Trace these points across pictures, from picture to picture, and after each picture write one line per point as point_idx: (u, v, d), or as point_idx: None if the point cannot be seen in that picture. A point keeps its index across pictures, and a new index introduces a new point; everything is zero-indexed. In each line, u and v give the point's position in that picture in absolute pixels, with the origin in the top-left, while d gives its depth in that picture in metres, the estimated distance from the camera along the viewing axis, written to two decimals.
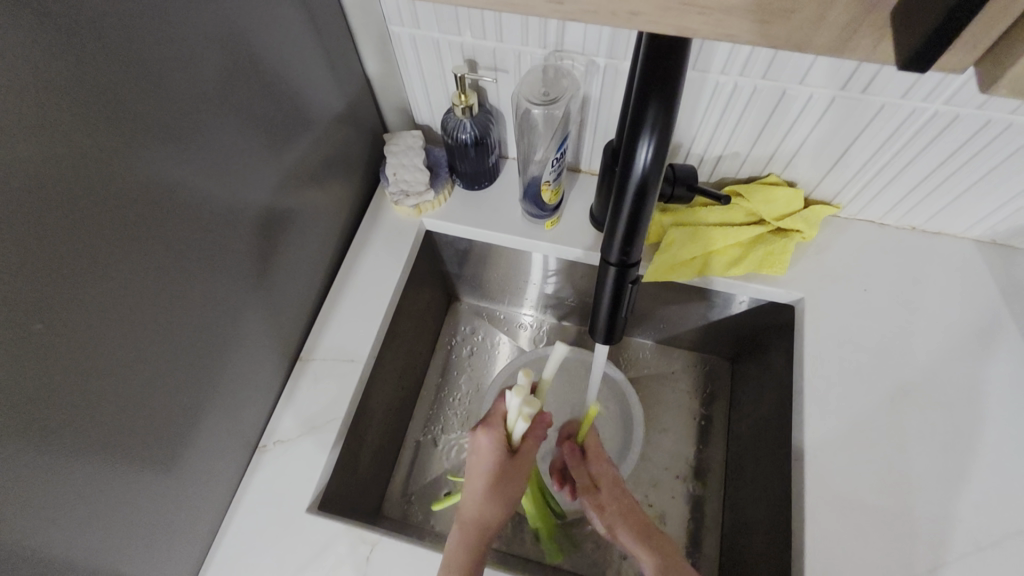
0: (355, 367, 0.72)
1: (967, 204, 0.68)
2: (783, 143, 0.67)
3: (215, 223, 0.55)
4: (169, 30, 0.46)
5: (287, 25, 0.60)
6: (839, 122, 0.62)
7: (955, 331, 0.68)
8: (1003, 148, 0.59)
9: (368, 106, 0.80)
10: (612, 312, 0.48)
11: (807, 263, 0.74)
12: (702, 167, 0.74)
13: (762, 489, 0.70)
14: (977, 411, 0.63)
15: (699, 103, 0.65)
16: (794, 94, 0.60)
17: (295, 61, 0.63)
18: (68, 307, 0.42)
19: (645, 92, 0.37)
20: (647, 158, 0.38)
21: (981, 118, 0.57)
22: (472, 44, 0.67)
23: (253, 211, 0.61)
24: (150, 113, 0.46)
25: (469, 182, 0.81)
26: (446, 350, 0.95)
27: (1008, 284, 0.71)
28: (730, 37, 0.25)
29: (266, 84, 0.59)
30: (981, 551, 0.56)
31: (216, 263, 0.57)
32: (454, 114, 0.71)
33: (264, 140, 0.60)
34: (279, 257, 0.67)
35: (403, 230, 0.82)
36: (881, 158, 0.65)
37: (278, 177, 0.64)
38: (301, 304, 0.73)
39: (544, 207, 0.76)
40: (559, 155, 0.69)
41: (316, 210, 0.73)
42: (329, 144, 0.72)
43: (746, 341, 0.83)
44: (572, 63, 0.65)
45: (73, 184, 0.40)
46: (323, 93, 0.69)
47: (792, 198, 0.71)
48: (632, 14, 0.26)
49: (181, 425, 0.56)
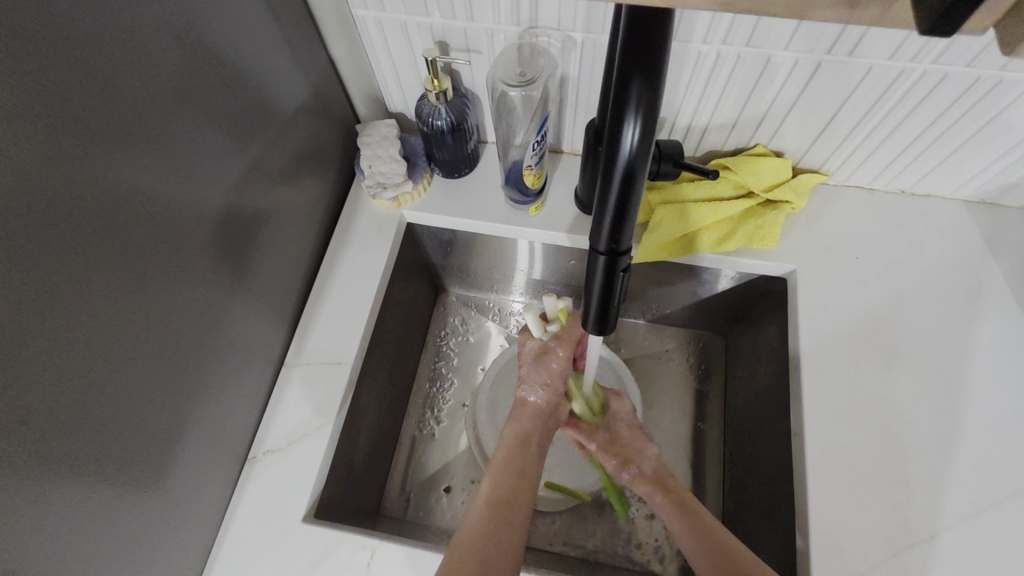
0: (343, 370, 0.70)
1: (957, 163, 0.67)
2: (769, 111, 0.65)
3: (181, 230, 0.52)
4: (116, 29, 0.43)
5: (244, 12, 0.56)
6: (825, 88, 0.60)
7: (949, 294, 0.68)
8: (993, 106, 0.58)
9: (338, 95, 0.76)
10: (604, 303, 0.46)
11: (797, 233, 0.72)
12: (687, 141, 0.72)
13: (763, 464, 0.70)
14: (972, 371, 0.63)
15: (681, 75, 0.62)
16: (779, 60, 0.58)
17: (255, 50, 0.59)
18: (27, 334, 0.39)
19: (627, 67, 0.35)
20: (633, 140, 0.36)
21: (971, 74, 0.55)
22: (442, 25, 0.64)
23: (221, 216, 0.58)
24: (104, 120, 0.43)
25: (449, 170, 0.78)
26: (436, 342, 0.93)
27: (998, 243, 0.70)
28: None
29: (226, 77, 0.55)
30: (982, 510, 0.57)
31: (185, 273, 0.54)
32: (428, 100, 0.68)
33: (228, 136, 0.57)
34: (253, 261, 0.64)
35: (383, 223, 0.79)
36: (869, 122, 0.63)
37: (247, 179, 0.61)
38: (281, 308, 0.71)
39: (527, 192, 0.73)
40: (540, 137, 0.67)
41: (290, 209, 0.70)
42: (298, 138, 0.69)
43: (739, 314, 0.82)
44: (548, 39, 0.62)
45: (22, 207, 0.38)
46: (287, 84, 0.65)
47: (779, 167, 0.69)
48: None
49: (162, 444, 0.54)
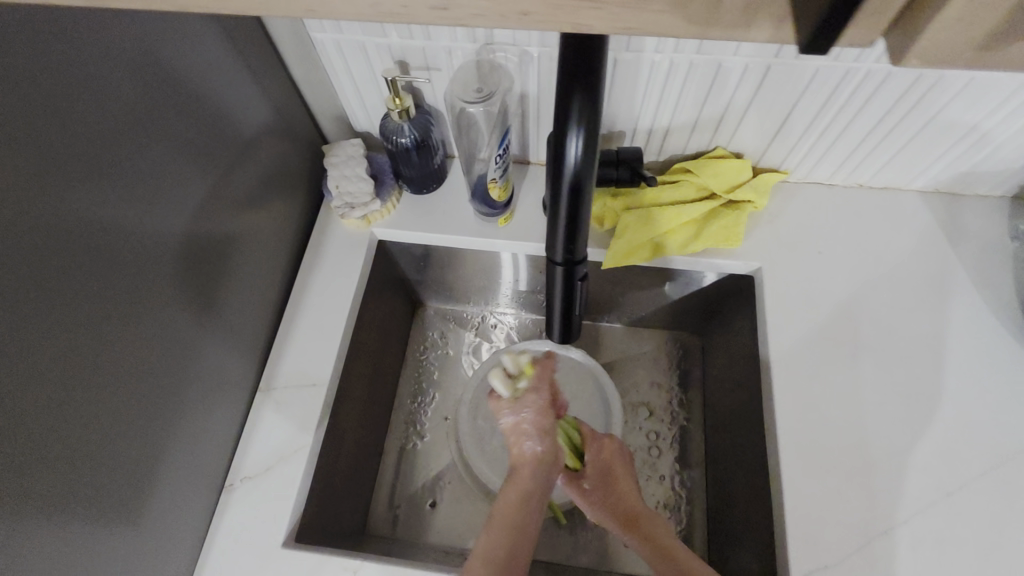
0: (320, 391, 0.70)
1: (907, 156, 0.69)
2: (725, 115, 0.66)
3: (147, 261, 0.52)
4: (70, 67, 0.43)
5: (201, 38, 0.56)
6: (776, 90, 0.62)
7: (911, 284, 0.70)
8: (937, 100, 0.60)
9: (302, 117, 0.77)
10: (567, 305, 0.50)
11: (761, 231, 0.74)
12: (649, 147, 0.73)
13: (742, 459, 0.70)
14: (935, 356, 0.65)
15: (638, 84, 0.64)
16: (730, 66, 0.60)
17: (215, 77, 0.59)
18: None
19: (567, 84, 0.35)
20: (577, 154, 0.38)
21: (913, 72, 0.57)
22: (400, 45, 0.65)
23: (188, 244, 0.58)
24: (59, 158, 0.42)
25: (417, 186, 0.78)
26: (416, 357, 0.93)
27: (954, 231, 0.72)
28: (638, 34, 0.24)
29: (184, 106, 0.55)
30: (951, 492, 0.58)
31: (154, 303, 0.54)
32: (391, 118, 0.69)
33: (190, 165, 0.57)
34: (223, 287, 0.64)
35: (354, 242, 0.79)
36: (821, 121, 0.65)
37: (212, 205, 0.61)
38: (253, 332, 0.70)
39: (494, 204, 0.74)
40: (502, 151, 0.68)
41: (259, 233, 0.70)
42: (263, 161, 0.69)
43: (712, 314, 0.83)
44: (505, 55, 0.63)
45: None
46: (249, 109, 0.65)
47: (738, 168, 0.71)
48: (525, 14, 0.24)
49: (137, 478, 0.53)
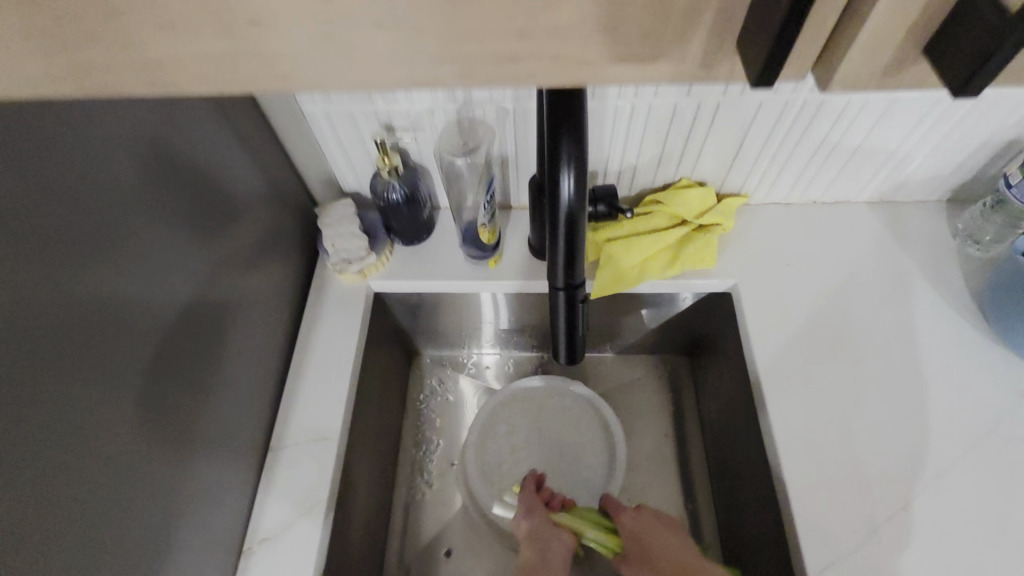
0: (330, 445, 0.71)
1: (852, 171, 0.76)
2: (686, 149, 0.73)
3: (159, 332, 0.54)
4: (92, 159, 0.46)
5: (202, 119, 0.61)
6: (729, 123, 0.69)
7: (875, 286, 0.75)
8: (868, 120, 0.68)
9: (294, 183, 0.81)
10: (571, 325, 0.55)
11: (732, 251, 0.79)
12: (621, 183, 0.79)
13: (743, 469, 0.73)
14: (906, 350, 0.70)
15: (605, 128, 0.70)
16: (684, 106, 0.67)
17: (216, 153, 0.63)
18: (23, 459, 0.40)
19: (555, 130, 0.41)
20: (571, 190, 0.42)
21: (843, 99, 0.65)
22: (387, 109, 0.70)
23: (196, 311, 0.60)
24: (82, 243, 0.45)
25: (408, 238, 0.82)
26: (416, 406, 0.94)
27: (905, 235, 0.79)
28: None
29: (189, 182, 0.59)
30: (939, 475, 0.62)
31: (168, 372, 0.55)
32: (381, 177, 0.74)
33: (195, 235, 0.60)
34: (229, 352, 0.66)
35: (351, 297, 0.81)
36: (771, 147, 0.72)
37: (216, 273, 0.64)
38: (259, 393, 0.71)
39: (484, 247, 0.78)
40: (489, 197, 0.73)
41: (260, 296, 0.73)
42: (260, 228, 0.72)
43: (697, 333, 0.87)
44: (483, 112, 0.69)
45: (16, 335, 0.40)
46: (245, 180, 0.69)
47: (703, 196, 0.77)
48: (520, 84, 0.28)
49: (155, 550, 0.53)
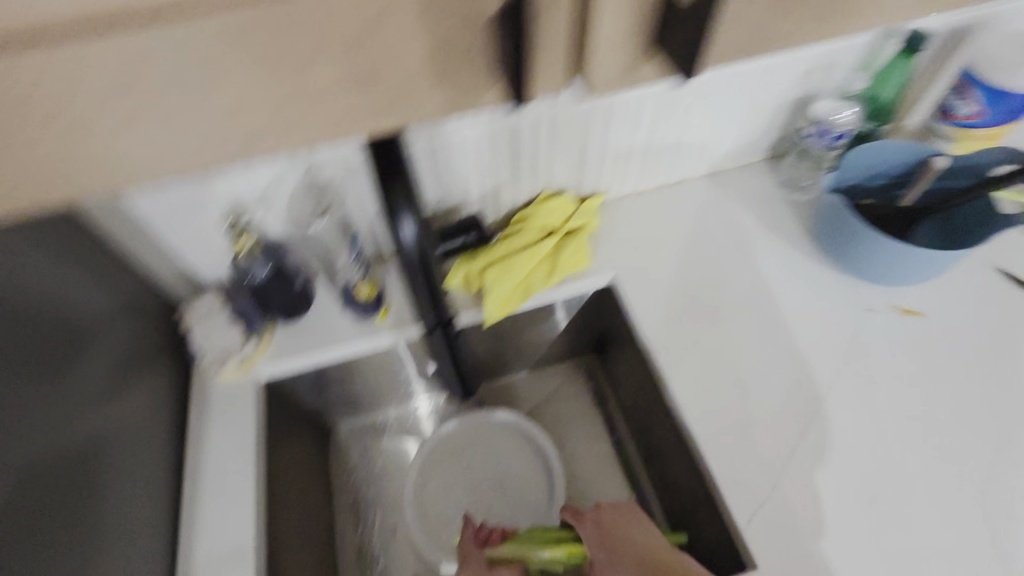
0: (248, 561, 0.64)
1: (687, 151, 0.84)
2: (537, 163, 0.76)
3: (17, 502, 0.46)
4: None
5: (22, 243, 0.53)
6: (568, 132, 0.73)
7: (734, 249, 0.82)
8: (684, 105, 0.75)
9: (144, 287, 0.73)
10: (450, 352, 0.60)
11: (605, 247, 0.83)
12: (487, 208, 0.81)
13: (668, 448, 0.76)
14: (774, 299, 0.77)
15: (455, 160, 0.72)
16: (523, 125, 0.70)
17: (44, 278, 0.55)
18: None
19: (388, 183, 0.47)
20: (415, 234, 0.49)
21: (659, 92, 0.71)
22: (228, 189, 0.67)
23: (54, 464, 0.52)
24: None
25: (288, 314, 0.77)
26: (343, 484, 0.89)
27: (749, 196, 0.87)
28: None
29: (20, 319, 0.51)
30: (822, 399, 0.70)
31: (35, 545, 0.47)
32: (239, 259, 0.69)
33: (40, 378, 0.52)
34: (104, 496, 0.57)
35: (238, 392, 0.75)
36: (611, 145, 0.78)
37: (74, 413, 0.55)
38: (151, 528, 0.63)
39: (367, 305, 0.76)
40: (356, 255, 0.76)
41: (130, 421, 0.64)
42: (115, 346, 0.65)
43: (596, 331, 0.91)
44: (329, 170, 0.68)
45: None
46: (86, 299, 0.61)
47: (565, 203, 0.81)
48: None
49: None
